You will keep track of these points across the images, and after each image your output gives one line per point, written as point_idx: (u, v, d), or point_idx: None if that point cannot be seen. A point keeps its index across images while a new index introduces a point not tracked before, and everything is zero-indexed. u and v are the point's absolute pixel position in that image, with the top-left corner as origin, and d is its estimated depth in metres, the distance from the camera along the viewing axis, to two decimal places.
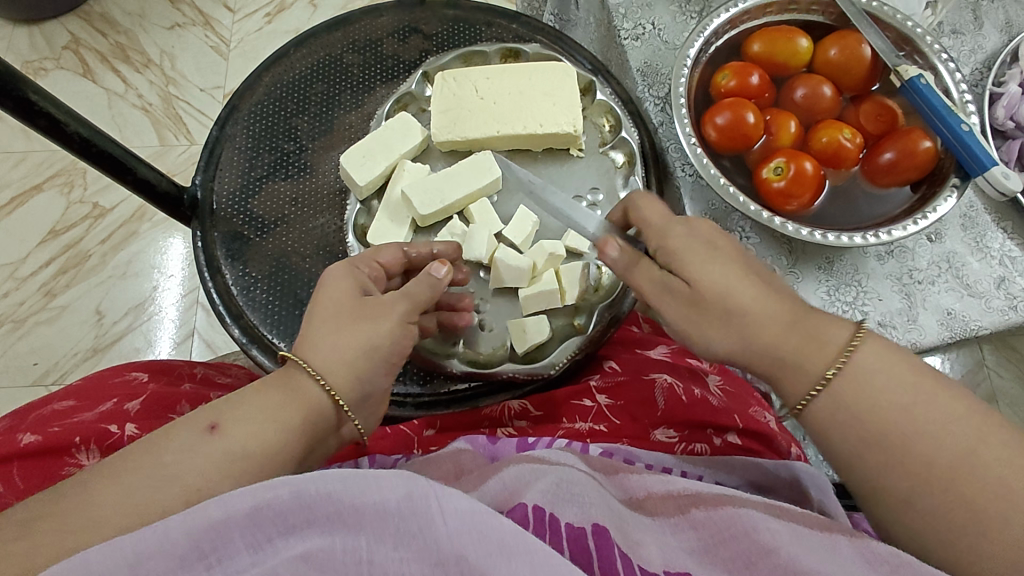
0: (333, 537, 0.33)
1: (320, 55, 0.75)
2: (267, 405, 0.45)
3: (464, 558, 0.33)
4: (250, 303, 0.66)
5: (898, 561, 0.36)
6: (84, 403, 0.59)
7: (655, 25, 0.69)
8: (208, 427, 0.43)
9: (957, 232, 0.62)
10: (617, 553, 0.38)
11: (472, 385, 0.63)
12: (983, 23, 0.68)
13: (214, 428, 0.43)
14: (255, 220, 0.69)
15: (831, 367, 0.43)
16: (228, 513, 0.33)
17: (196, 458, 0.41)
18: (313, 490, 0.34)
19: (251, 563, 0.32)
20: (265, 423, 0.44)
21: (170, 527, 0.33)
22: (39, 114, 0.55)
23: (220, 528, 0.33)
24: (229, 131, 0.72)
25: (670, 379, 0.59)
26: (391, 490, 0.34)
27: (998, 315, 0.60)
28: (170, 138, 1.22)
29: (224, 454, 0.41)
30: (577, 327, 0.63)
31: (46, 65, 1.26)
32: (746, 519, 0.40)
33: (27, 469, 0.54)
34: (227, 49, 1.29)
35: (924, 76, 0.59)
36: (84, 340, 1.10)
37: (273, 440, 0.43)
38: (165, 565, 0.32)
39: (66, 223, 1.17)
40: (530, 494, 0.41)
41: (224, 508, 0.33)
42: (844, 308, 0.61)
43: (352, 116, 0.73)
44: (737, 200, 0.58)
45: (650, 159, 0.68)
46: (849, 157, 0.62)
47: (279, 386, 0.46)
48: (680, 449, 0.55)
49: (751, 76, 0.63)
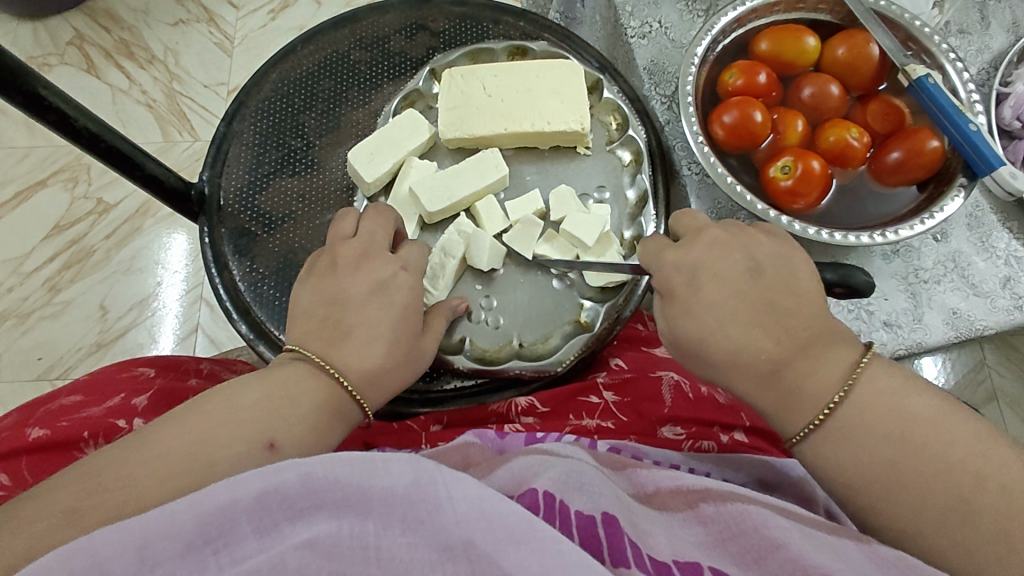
0: (340, 522, 0.33)
1: (327, 52, 0.75)
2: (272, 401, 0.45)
3: (473, 544, 0.33)
4: (257, 299, 0.66)
5: (905, 563, 0.36)
6: (92, 397, 0.59)
7: (662, 23, 0.69)
8: (265, 445, 0.44)
9: (963, 231, 0.62)
10: (626, 542, 0.37)
11: (478, 382, 0.63)
12: (990, 23, 0.68)
13: (273, 446, 0.44)
14: (262, 216, 0.69)
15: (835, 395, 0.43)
16: (236, 497, 0.33)
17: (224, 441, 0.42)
18: (321, 474, 0.34)
19: (258, 548, 0.33)
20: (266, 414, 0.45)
21: (176, 511, 0.33)
22: (49, 109, 0.55)
23: (228, 512, 0.33)
24: (236, 127, 0.72)
25: (676, 376, 0.60)
26: (398, 476, 0.35)
27: (1003, 315, 0.60)
28: (174, 135, 1.22)
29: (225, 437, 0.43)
30: (583, 323, 0.63)
31: (50, 60, 1.26)
32: (756, 516, 0.40)
33: (35, 462, 0.54)
34: (231, 46, 1.29)
35: (931, 75, 0.59)
36: (88, 335, 1.10)
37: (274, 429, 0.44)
38: (172, 547, 0.32)
39: (70, 218, 1.17)
40: (540, 481, 0.41)
41: (231, 490, 0.33)
42: (850, 308, 0.61)
43: (359, 112, 0.73)
44: (744, 200, 0.58)
45: (656, 158, 0.68)
46: (856, 156, 0.62)
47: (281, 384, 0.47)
48: (688, 446, 0.54)
49: (759, 75, 0.63)
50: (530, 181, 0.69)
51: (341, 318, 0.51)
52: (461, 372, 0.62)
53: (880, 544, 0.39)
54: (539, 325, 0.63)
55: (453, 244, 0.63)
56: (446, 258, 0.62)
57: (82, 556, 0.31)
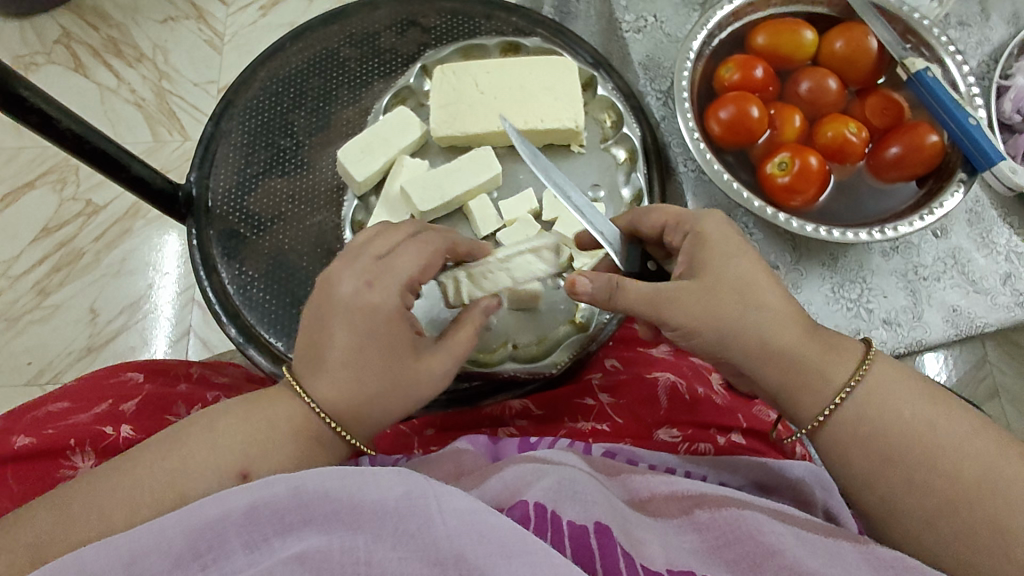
0: (330, 536, 0.32)
1: (317, 49, 0.74)
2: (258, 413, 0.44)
3: (463, 558, 0.32)
4: (246, 302, 0.65)
5: (905, 566, 0.36)
6: (79, 403, 0.58)
7: (657, 17, 0.67)
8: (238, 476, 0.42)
9: (963, 227, 0.61)
10: (619, 552, 0.36)
11: (472, 384, 0.63)
12: (990, 15, 0.67)
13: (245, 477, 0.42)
14: (252, 217, 0.68)
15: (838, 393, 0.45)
16: (226, 511, 0.33)
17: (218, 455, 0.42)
18: (311, 487, 0.34)
19: (247, 563, 0.32)
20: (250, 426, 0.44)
21: (166, 526, 0.33)
22: (31, 111, 0.54)
23: (218, 526, 0.32)
24: (225, 126, 0.71)
25: (673, 377, 0.58)
26: (389, 488, 0.34)
27: (1003, 312, 0.60)
28: (164, 134, 1.21)
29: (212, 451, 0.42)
30: (578, 323, 0.63)
31: (38, 59, 1.24)
32: (752, 521, 0.39)
33: (21, 471, 0.53)
34: (221, 43, 1.27)
35: (931, 69, 0.58)
36: (79, 339, 1.09)
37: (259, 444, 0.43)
38: (161, 562, 0.32)
39: (59, 220, 1.15)
40: (532, 492, 0.40)
41: (222, 505, 0.33)
42: (849, 305, 0.61)
43: (350, 111, 0.73)
44: (741, 197, 0.58)
45: (651, 155, 0.67)
46: (854, 151, 0.61)
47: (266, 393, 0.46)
48: (684, 449, 0.53)
49: (755, 69, 0.62)
50: (524, 181, 0.68)
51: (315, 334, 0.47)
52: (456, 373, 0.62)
53: (877, 544, 0.38)
54: (535, 327, 0.63)
55: (522, 266, 0.58)
56: (502, 275, 0.58)
57: (69, 570, 0.31)
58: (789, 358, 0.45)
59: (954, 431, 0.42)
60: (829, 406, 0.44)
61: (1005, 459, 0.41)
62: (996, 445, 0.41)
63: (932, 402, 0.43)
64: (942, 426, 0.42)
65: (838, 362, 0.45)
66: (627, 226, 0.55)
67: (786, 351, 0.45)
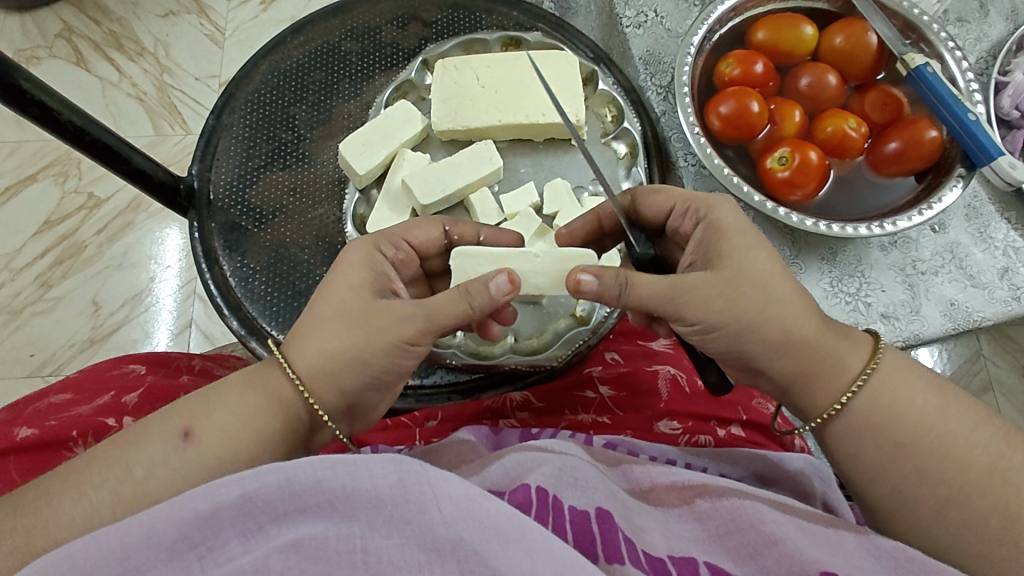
0: (326, 524, 0.33)
1: (318, 42, 0.74)
2: (239, 411, 0.45)
3: (461, 544, 0.32)
4: (248, 294, 0.65)
5: (903, 555, 0.36)
6: (82, 395, 0.59)
7: (657, 12, 0.67)
8: (180, 434, 0.43)
9: (961, 223, 0.62)
10: (620, 538, 0.37)
11: (473, 377, 0.63)
12: (989, 11, 0.67)
13: (187, 434, 0.43)
14: (253, 210, 0.68)
15: (858, 380, 0.45)
16: (218, 503, 0.32)
17: (210, 448, 0.43)
18: (303, 478, 0.33)
19: (243, 550, 0.32)
20: (234, 422, 0.44)
21: (156, 520, 0.33)
22: (31, 103, 0.53)
23: (210, 520, 0.32)
24: (226, 120, 0.71)
25: (673, 371, 0.60)
26: (382, 476, 0.33)
27: (1001, 306, 0.59)
28: (165, 128, 1.21)
29: (207, 448, 0.43)
30: (578, 317, 0.65)
31: (39, 53, 1.24)
32: (752, 511, 0.39)
33: (25, 462, 0.53)
34: (222, 38, 1.27)
35: (930, 64, 0.58)
36: (81, 331, 1.10)
37: (242, 438, 0.44)
38: (156, 556, 0.32)
39: (60, 214, 1.16)
40: (533, 477, 0.40)
41: (212, 499, 0.33)
42: (847, 300, 0.61)
43: (351, 105, 0.73)
44: (741, 191, 0.58)
45: (651, 149, 0.68)
46: (853, 146, 0.61)
47: (245, 386, 0.46)
48: (684, 441, 0.53)
49: (755, 64, 0.62)
50: (524, 174, 0.69)
51: (310, 325, 0.48)
52: (456, 367, 0.63)
53: (875, 533, 0.39)
54: (537, 320, 0.65)
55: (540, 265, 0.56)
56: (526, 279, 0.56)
57: (60, 568, 0.31)
58: (779, 354, 0.46)
59: (938, 425, 0.43)
60: (841, 401, 0.45)
61: (990, 455, 0.42)
62: (978, 439, 0.42)
63: (919, 396, 0.44)
64: (928, 424, 0.43)
65: (833, 362, 0.46)
66: (629, 204, 0.56)
67: (777, 349, 0.46)
